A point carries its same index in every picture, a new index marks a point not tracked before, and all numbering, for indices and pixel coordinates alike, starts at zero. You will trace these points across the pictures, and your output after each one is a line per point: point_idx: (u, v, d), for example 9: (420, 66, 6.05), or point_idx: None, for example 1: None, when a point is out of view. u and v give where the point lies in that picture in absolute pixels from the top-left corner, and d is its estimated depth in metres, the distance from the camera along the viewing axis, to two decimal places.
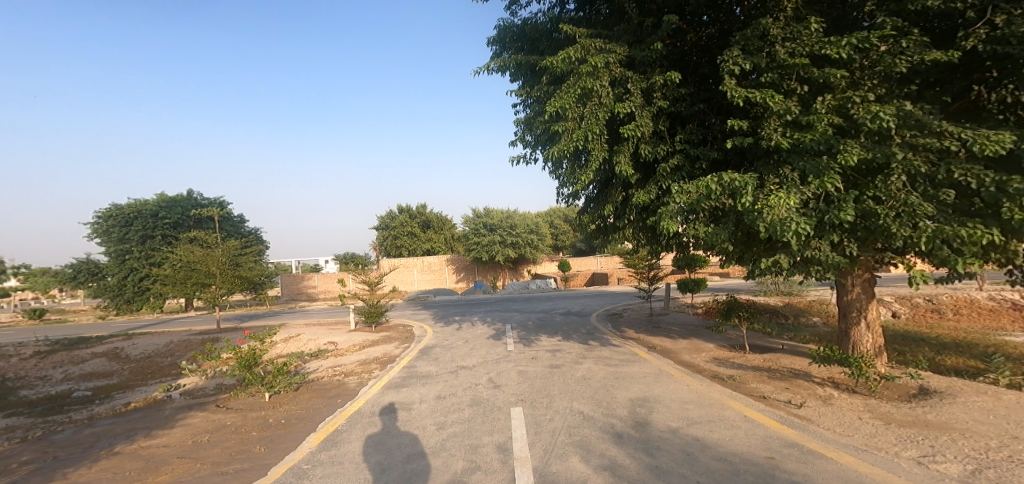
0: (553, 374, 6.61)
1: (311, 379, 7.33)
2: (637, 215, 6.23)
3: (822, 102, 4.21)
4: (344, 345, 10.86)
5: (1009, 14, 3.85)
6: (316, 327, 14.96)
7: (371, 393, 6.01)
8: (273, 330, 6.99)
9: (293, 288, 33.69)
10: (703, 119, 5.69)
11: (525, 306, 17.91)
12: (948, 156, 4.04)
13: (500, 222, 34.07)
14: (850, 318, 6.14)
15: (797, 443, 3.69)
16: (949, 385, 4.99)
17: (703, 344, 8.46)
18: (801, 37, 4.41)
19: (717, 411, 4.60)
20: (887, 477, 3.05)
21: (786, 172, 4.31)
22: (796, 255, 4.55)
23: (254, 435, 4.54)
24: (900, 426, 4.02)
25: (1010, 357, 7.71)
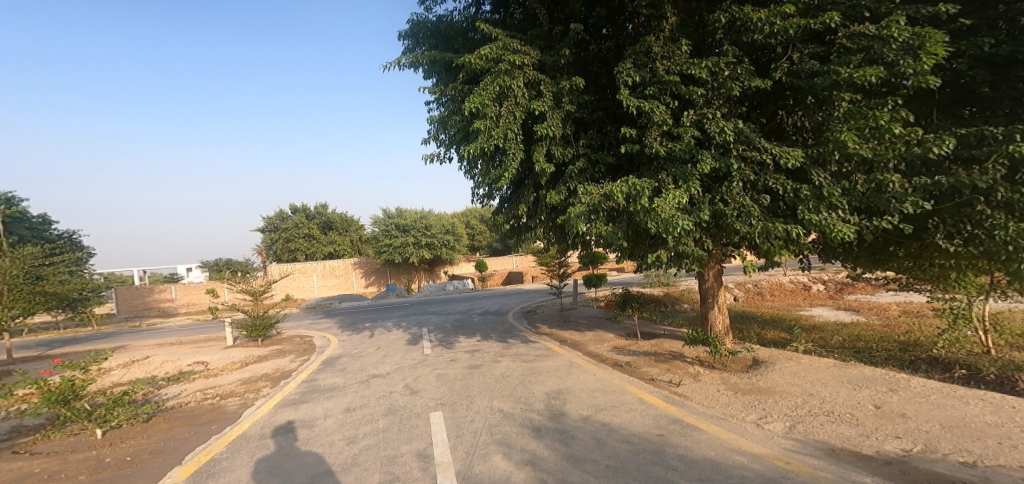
0: (472, 374, 6.54)
1: (169, 407, 6.17)
2: (548, 215, 6.49)
3: (687, 116, 4.88)
4: (216, 364, 9.35)
5: (801, 53, 4.93)
6: (173, 347, 12.61)
7: (260, 413, 5.31)
8: (105, 354, 5.71)
9: (133, 304, 28.02)
10: (601, 127, 6.13)
11: (437, 309, 17.28)
12: (765, 168, 4.94)
13: (414, 223, 33.00)
14: (708, 303, 7.15)
15: (678, 418, 4.21)
16: (774, 355, 6.10)
17: (606, 335, 9.10)
18: (674, 57, 5.01)
19: (619, 396, 5.03)
20: (740, 440, 3.63)
21: (663, 177, 4.85)
22: (672, 250, 5.19)
23: (86, 479, 3.70)
24: (744, 394, 4.84)
25: (805, 328, 9.83)
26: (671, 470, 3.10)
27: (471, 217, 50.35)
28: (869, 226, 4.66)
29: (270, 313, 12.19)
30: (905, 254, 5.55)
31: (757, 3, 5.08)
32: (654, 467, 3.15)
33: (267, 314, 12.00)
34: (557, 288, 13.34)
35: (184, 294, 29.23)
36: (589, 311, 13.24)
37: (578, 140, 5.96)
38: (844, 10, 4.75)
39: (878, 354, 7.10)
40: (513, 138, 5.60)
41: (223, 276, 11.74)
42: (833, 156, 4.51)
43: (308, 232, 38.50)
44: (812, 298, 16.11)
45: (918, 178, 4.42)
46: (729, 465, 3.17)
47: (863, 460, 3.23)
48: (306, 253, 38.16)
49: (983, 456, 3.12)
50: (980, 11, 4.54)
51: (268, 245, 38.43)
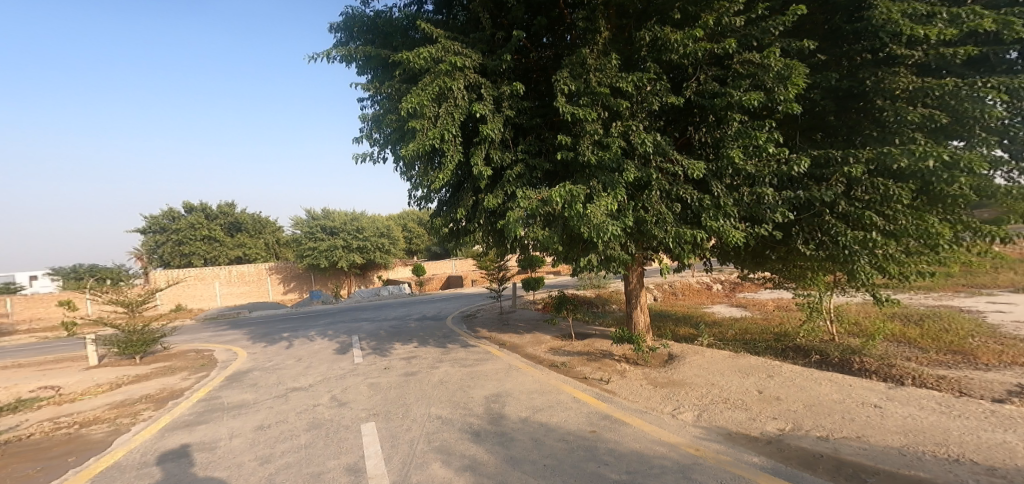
0: (408, 382, 6.28)
1: (11, 440, 5.12)
2: (487, 219, 6.43)
3: (616, 127, 5.15)
4: (78, 388, 7.94)
5: (706, 75, 5.43)
6: (13, 372, 10.46)
7: (139, 439, 4.63)
8: None
9: None
10: (540, 133, 6.18)
11: (363, 316, 16.36)
12: (677, 179, 5.36)
13: (342, 225, 31.34)
14: (631, 304, 7.56)
15: (609, 414, 4.42)
16: (686, 350, 6.64)
17: (543, 337, 9.23)
18: (605, 70, 5.27)
19: (555, 396, 5.14)
20: (661, 431, 3.91)
21: (594, 184, 5.07)
22: (602, 254, 5.44)
23: None
24: (661, 387, 5.21)
25: (710, 324, 10.86)
26: (603, 465, 3.25)
27: (397, 220, 48.55)
28: (753, 233, 5.26)
29: (150, 327, 10.65)
30: (777, 258, 6.39)
31: (675, 25, 5.50)
32: (588, 463, 3.28)
33: (147, 328, 10.44)
34: (496, 291, 13.27)
35: (24, 309, 24.59)
36: (524, 314, 13.34)
37: (516, 146, 6.03)
38: (739, 38, 5.37)
39: (759, 344, 8.08)
40: (452, 140, 5.51)
41: (84, 285, 9.95)
42: (728, 170, 5.06)
43: (208, 234, 34.37)
44: (715, 296, 17.88)
45: (790, 192, 5.08)
46: (653, 456, 3.39)
47: (751, 441, 3.66)
48: (203, 257, 33.89)
49: (833, 430, 3.68)
50: (831, 49, 5.44)
51: (155, 246, 33.48)
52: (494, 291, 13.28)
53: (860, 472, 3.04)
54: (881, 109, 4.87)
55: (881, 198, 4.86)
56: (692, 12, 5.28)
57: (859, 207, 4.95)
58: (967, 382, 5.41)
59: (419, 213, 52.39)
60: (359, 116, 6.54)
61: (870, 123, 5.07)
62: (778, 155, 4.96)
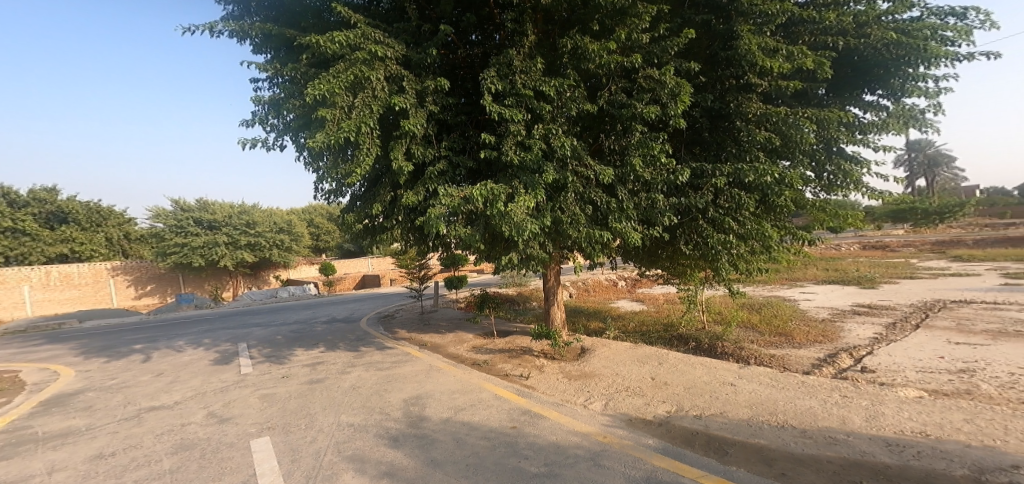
0: (314, 389, 5.84)
1: None
2: (405, 215, 6.18)
3: (538, 129, 5.25)
4: None
5: (616, 86, 5.75)
6: None
7: None
8: None
9: None
10: (463, 131, 6.12)
11: (260, 320, 14.92)
12: (590, 183, 5.61)
13: (227, 219, 28.51)
14: (549, 300, 7.76)
15: (528, 409, 4.53)
16: (596, 342, 7.01)
17: (466, 335, 9.09)
18: (530, 73, 5.35)
19: (477, 394, 5.13)
20: (576, 422, 4.11)
21: (517, 183, 5.13)
22: (522, 253, 5.55)
23: None
24: (573, 379, 5.46)
25: (616, 317, 11.58)
26: (524, 459, 3.34)
27: (298, 213, 45.11)
28: (649, 234, 5.73)
29: None
30: (665, 257, 7.04)
31: (594, 36, 5.77)
32: (510, 459, 3.35)
33: None
34: (418, 290, 12.78)
35: None
36: (450, 313, 12.94)
37: (439, 142, 5.89)
38: (644, 54, 5.75)
39: (651, 334, 8.82)
40: (369, 132, 5.25)
41: None
42: (630, 176, 5.42)
43: (13, 225, 28.13)
44: (620, 291, 19.16)
45: (675, 198, 5.63)
46: (569, 446, 3.55)
47: (647, 425, 4.01)
48: (18, 253, 27.99)
49: (704, 408, 4.25)
50: (711, 73, 5.95)
51: None
52: (415, 290, 12.79)
53: (726, 445, 3.58)
54: (741, 129, 5.52)
55: (736, 207, 5.56)
56: (608, 24, 5.63)
57: (721, 213, 5.62)
58: (784, 362, 6.47)
59: (325, 207, 49.22)
60: (253, 98, 5.92)
61: (731, 141, 5.71)
62: (669, 165, 5.42)
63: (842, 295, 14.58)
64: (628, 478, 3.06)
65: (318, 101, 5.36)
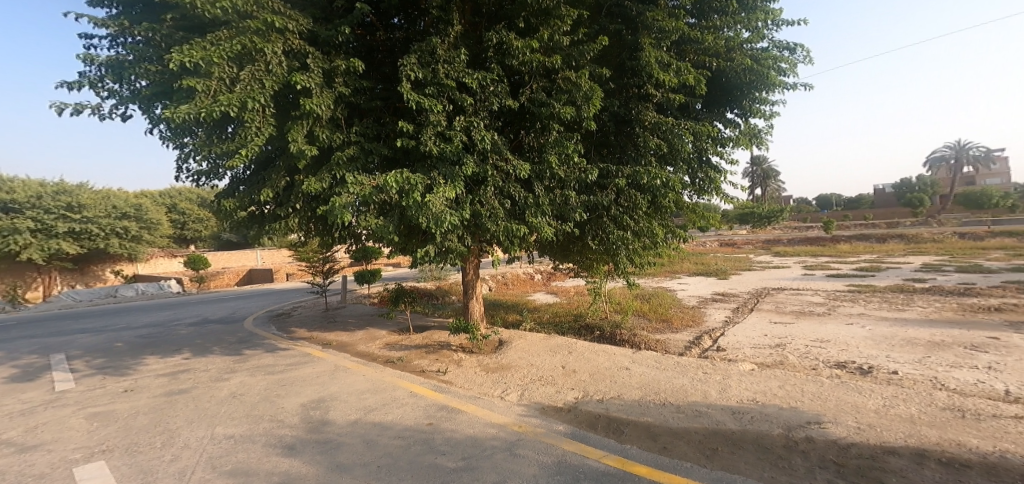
0: (175, 402, 4.99)
1: None
2: (305, 204, 5.54)
3: (459, 120, 5.07)
4: None
5: (536, 85, 5.67)
6: None
7: None
8: None
9: None
10: (378, 117, 5.66)
11: (96, 324, 12.47)
12: (509, 178, 5.57)
13: (34, 201, 23.43)
14: (468, 294, 7.57)
15: (445, 404, 4.40)
16: (513, 335, 7.06)
17: (378, 332, 8.51)
18: (453, 63, 5.12)
19: (391, 393, 4.84)
20: (493, 415, 4.09)
21: (435, 175, 4.94)
22: (440, 246, 5.37)
23: None
24: (490, 372, 5.44)
25: (533, 309, 11.77)
26: (440, 455, 3.25)
27: (153, 197, 38.69)
28: (562, 229, 5.91)
29: None
30: (575, 252, 7.35)
31: (521, 33, 5.74)
32: (426, 457, 3.23)
33: None
34: (321, 286, 11.69)
35: None
36: (361, 309, 12.06)
37: (349, 128, 5.38)
38: (563, 56, 5.74)
39: (564, 324, 9.19)
40: (261, 109, 4.65)
41: None
42: (546, 174, 5.53)
43: None
44: (536, 284, 19.59)
45: (585, 196, 5.88)
46: (485, 439, 3.55)
47: (557, 412, 4.15)
48: None
49: (605, 393, 4.53)
50: (619, 80, 6.24)
51: None
52: (317, 286, 11.66)
53: (622, 425, 3.84)
54: (639, 134, 5.98)
55: (632, 206, 6.02)
56: (533, 23, 5.61)
57: (621, 211, 6.03)
58: (664, 346, 7.17)
59: (189, 190, 42.80)
60: (82, 55, 4.91)
61: (631, 145, 6.18)
62: (582, 164, 5.65)
63: (710, 284, 16.75)
64: (541, 465, 3.13)
65: (186, 68, 4.58)
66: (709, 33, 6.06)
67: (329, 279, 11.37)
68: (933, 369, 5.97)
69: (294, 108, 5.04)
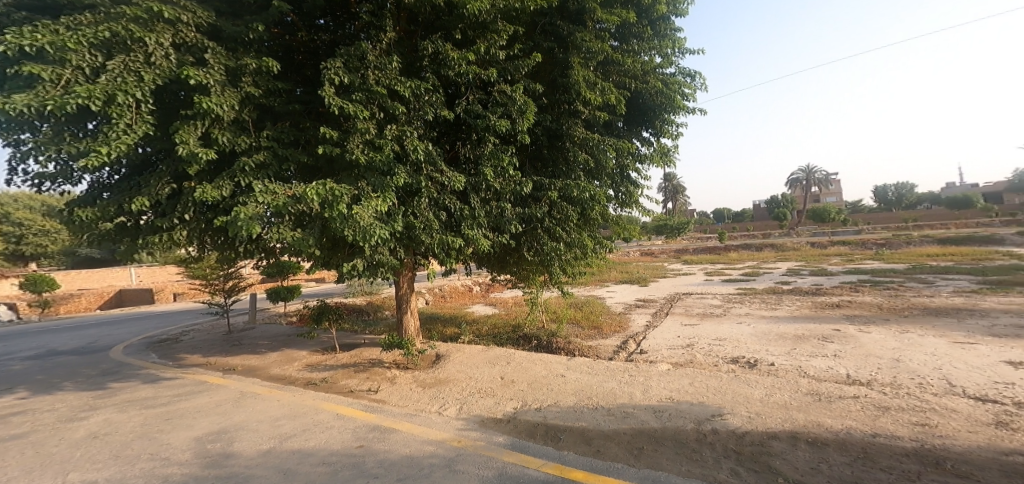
0: (6, 450, 4.17)
1: None
2: (196, 213, 4.95)
3: (390, 129, 4.83)
4: None
5: (474, 96, 5.59)
6: None
7: None
8: None
9: None
10: (297, 122, 5.25)
11: None
12: (445, 189, 5.43)
13: None
14: (401, 309, 7.22)
15: (377, 424, 4.12)
16: (450, 348, 6.86)
17: (296, 353, 7.84)
18: (385, 70, 4.90)
19: (312, 417, 4.45)
20: (430, 431, 3.90)
21: (363, 185, 4.67)
22: (369, 260, 5.07)
23: None
24: (427, 387, 5.21)
25: (470, 322, 11.57)
26: (373, 478, 3.02)
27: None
28: (498, 241, 5.87)
29: None
30: (512, 264, 7.32)
31: (457, 43, 5.67)
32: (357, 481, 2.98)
33: None
34: (223, 305, 10.62)
35: None
36: (274, 328, 11.13)
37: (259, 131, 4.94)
38: (499, 70, 5.73)
39: (502, 335, 9.12)
40: (135, 103, 4.15)
41: None
42: (482, 186, 5.46)
43: None
44: (474, 296, 19.33)
45: (520, 208, 5.88)
46: (422, 457, 3.37)
47: (497, 423, 4.06)
48: None
49: (542, 401, 4.51)
50: (552, 96, 6.32)
51: None
52: (218, 305, 10.52)
53: (559, 432, 3.82)
54: (569, 149, 6.12)
55: (563, 218, 6.14)
56: (471, 35, 5.57)
57: (553, 223, 6.10)
58: (596, 351, 7.36)
59: (29, 196, 37.00)
60: None
61: (563, 160, 6.31)
62: (516, 177, 5.64)
63: (635, 291, 17.59)
64: (482, 479, 3.01)
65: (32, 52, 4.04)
66: (629, 56, 6.41)
67: (232, 297, 10.39)
68: (797, 359, 6.69)
69: (184, 106, 4.59)
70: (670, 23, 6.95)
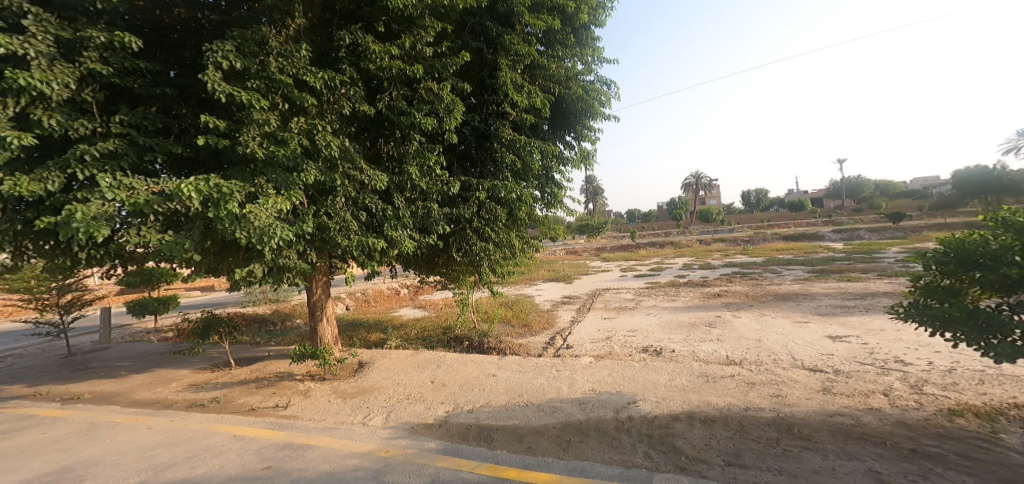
0: None
1: None
2: (22, 208, 4.28)
3: (297, 122, 4.50)
4: None
5: (398, 91, 5.41)
6: None
7: None
8: None
9: None
10: (169, 106, 4.76)
11: None
12: (364, 188, 5.22)
13: None
14: (316, 316, 6.77)
15: (288, 442, 3.85)
16: (375, 355, 6.59)
17: (171, 373, 7.00)
18: (292, 58, 4.58)
19: (200, 442, 4.02)
20: (350, 444, 3.71)
21: (261, 182, 4.34)
22: (269, 264, 4.73)
23: None
24: (350, 398, 4.96)
25: (396, 326, 11.19)
26: None
27: None
28: (425, 242, 5.77)
29: None
30: (442, 265, 7.21)
31: (379, 36, 5.45)
32: None
33: None
34: (58, 324, 8.76)
35: None
36: (137, 347, 9.65)
37: (107, 115, 4.42)
38: (425, 66, 5.60)
39: (433, 338, 8.97)
40: None
41: None
42: (407, 185, 5.32)
43: None
44: (401, 299, 18.73)
45: (447, 208, 5.83)
46: (345, 471, 3.21)
47: (428, 429, 3.97)
48: None
49: (476, 402, 4.48)
50: (481, 96, 6.35)
51: None
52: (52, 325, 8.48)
53: (492, 432, 3.83)
54: (496, 150, 6.19)
55: (493, 219, 6.18)
56: (395, 29, 5.37)
57: (483, 223, 6.12)
58: (527, 349, 7.48)
59: None
60: None
61: (491, 161, 6.33)
62: (443, 176, 5.57)
63: (561, 289, 18.12)
64: None
65: None
66: (553, 61, 6.62)
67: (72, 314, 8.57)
68: (691, 345, 7.33)
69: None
70: (591, 32, 7.24)
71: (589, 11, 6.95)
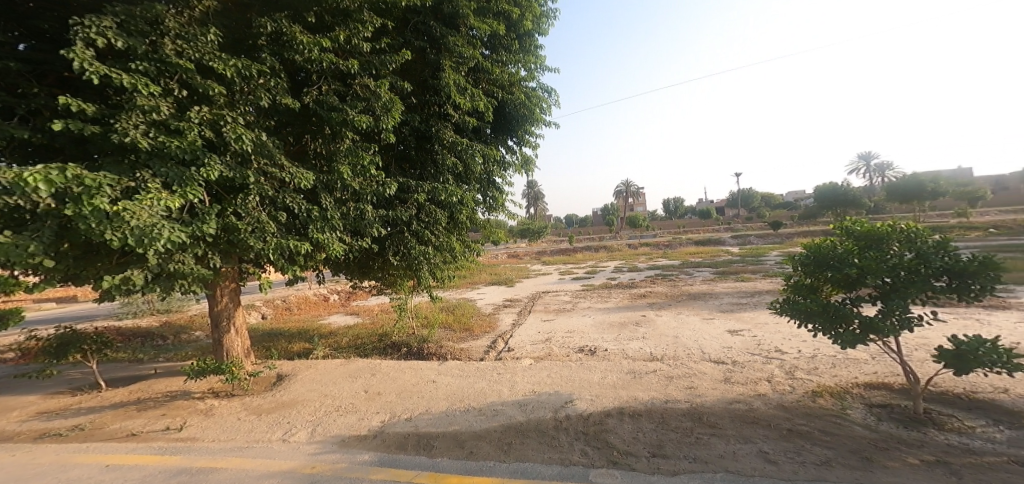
0: None
1: None
2: None
3: (198, 111, 4.15)
4: None
5: (329, 86, 5.19)
6: None
7: None
8: None
9: None
10: (17, 86, 4.19)
11: None
12: (285, 186, 4.93)
13: None
14: (221, 328, 6.25)
15: (184, 467, 3.53)
16: (297, 367, 6.25)
17: (16, 399, 6.06)
18: (195, 42, 4.22)
19: (62, 475, 3.55)
20: (266, 464, 3.48)
21: (144, 176, 3.94)
22: (154, 270, 4.22)
23: None
24: (267, 413, 4.65)
25: (323, 335, 10.63)
26: None
27: None
28: (358, 245, 5.54)
29: None
30: (380, 269, 6.97)
31: (308, 26, 5.19)
32: None
33: None
34: None
35: None
36: None
37: None
38: (362, 62, 5.41)
39: (366, 345, 8.65)
40: None
41: None
42: (337, 185, 5.09)
43: None
44: (330, 306, 17.84)
45: (383, 210, 5.65)
46: None
47: (362, 441, 3.82)
48: None
49: (413, 410, 4.37)
50: (423, 95, 6.27)
51: None
52: None
53: (431, 439, 3.76)
54: (438, 152, 6.09)
55: (432, 221, 6.10)
56: (328, 21, 5.18)
57: (422, 226, 6.02)
58: (468, 353, 7.45)
59: None
60: None
61: (431, 163, 6.25)
62: (379, 177, 5.42)
63: (498, 293, 18.13)
64: None
65: None
66: (497, 65, 6.67)
67: None
68: (623, 343, 7.69)
69: None
70: (534, 39, 7.33)
71: (533, 19, 7.06)
